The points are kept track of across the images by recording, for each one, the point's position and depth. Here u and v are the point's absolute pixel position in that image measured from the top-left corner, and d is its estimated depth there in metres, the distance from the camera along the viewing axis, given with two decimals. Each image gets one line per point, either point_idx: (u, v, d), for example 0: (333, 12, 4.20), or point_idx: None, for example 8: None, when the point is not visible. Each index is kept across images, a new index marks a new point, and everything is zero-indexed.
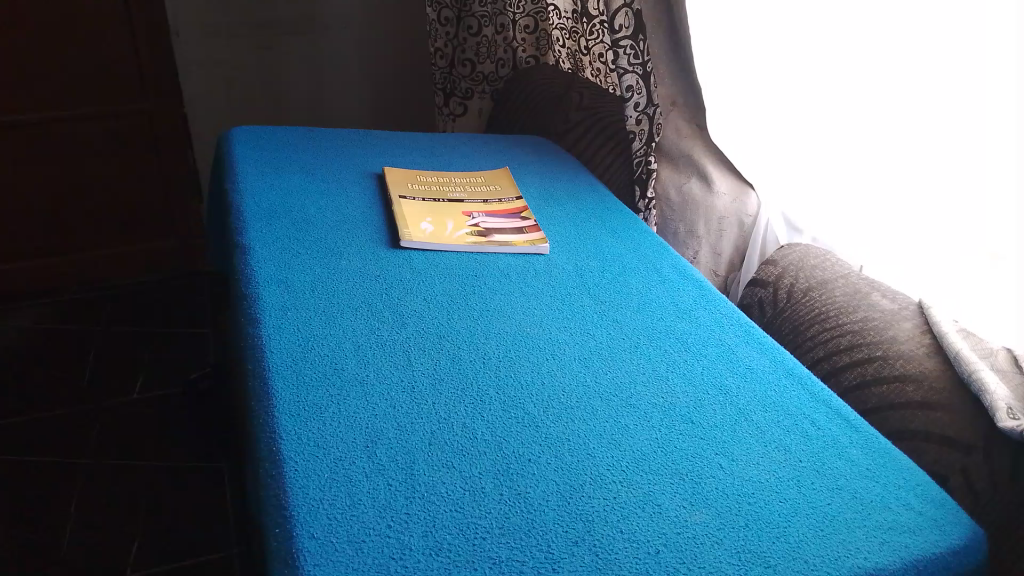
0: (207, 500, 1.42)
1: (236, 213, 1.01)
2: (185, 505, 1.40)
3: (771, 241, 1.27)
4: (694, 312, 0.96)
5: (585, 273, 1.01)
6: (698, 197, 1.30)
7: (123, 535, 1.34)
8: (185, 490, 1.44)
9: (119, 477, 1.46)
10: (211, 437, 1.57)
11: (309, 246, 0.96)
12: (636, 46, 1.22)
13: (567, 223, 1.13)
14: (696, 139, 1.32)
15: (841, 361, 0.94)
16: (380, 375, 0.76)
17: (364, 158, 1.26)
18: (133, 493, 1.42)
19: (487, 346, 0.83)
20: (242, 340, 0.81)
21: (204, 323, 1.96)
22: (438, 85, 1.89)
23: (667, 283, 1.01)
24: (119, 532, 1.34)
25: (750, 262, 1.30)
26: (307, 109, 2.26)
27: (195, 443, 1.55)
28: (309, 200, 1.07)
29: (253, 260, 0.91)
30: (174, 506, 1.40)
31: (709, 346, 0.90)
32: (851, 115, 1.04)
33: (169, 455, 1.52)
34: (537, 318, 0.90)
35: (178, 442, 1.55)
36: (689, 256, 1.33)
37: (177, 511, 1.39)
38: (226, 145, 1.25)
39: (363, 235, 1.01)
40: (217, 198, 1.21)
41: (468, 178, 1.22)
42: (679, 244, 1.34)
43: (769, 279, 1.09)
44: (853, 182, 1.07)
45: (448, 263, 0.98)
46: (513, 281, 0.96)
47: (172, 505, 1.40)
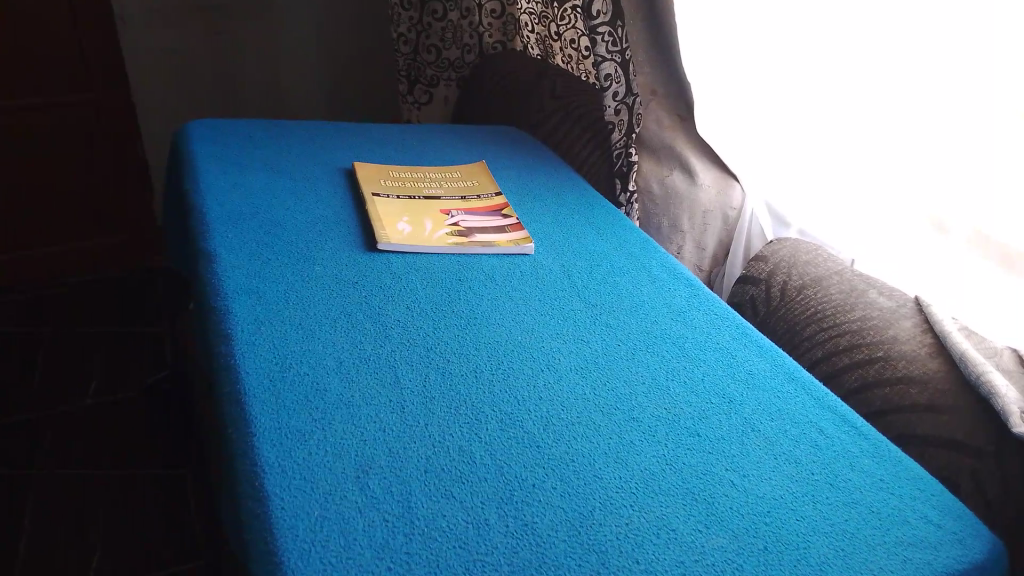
0: (172, 507, 1.35)
1: (198, 216, 0.94)
2: (147, 512, 1.34)
3: (756, 235, 1.22)
4: (688, 314, 0.92)
5: (573, 275, 0.96)
6: (682, 191, 1.24)
7: (80, 547, 1.26)
8: (146, 498, 1.37)
9: (74, 485, 1.38)
10: (173, 444, 1.50)
11: (280, 251, 0.90)
12: (615, 32, 1.17)
13: (549, 221, 1.08)
14: (678, 130, 1.27)
15: (841, 362, 0.90)
16: (367, 394, 0.70)
17: (333, 153, 1.19)
18: (90, 501, 1.35)
19: (478, 358, 0.78)
20: (212, 359, 0.75)
21: (161, 321, 1.88)
22: (402, 72, 1.82)
23: (658, 283, 0.97)
24: (75, 543, 1.27)
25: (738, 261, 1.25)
26: (263, 95, 2.17)
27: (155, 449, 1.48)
28: (277, 201, 1.00)
29: (220, 268, 0.84)
30: (136, 513, 1.33)
31: (708, 350, 0.86)
32: (844, 102, 1.01)
33: (128, 462, 1.44)
34: (527, 325, 0.85)
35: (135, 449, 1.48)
36: (673, 252, 1.27)
37: (139, 519, 1.32)
38: (183, 140, 1.17)
39: (337, 238, 0.95)
40: (175, 197, 1.13)
41: (443, 172, 1.16)
42: (661, 240, 1.27)
43: (760, 276, 1.05)
44: (844, 172, 1.04)
45: (430, 267, 0.93)
46: (500, 286, 0.91)
47: (133, 513, 1.33)
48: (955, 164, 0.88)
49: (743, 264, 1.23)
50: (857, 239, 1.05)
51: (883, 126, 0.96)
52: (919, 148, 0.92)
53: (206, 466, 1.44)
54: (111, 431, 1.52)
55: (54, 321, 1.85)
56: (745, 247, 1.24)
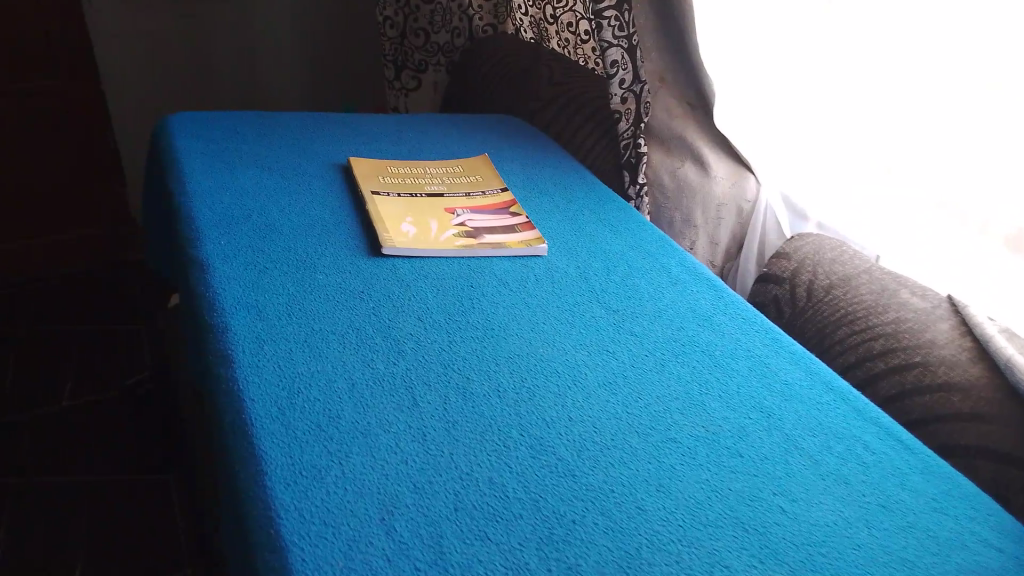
0: (157, 511, 1.30)
1: (187, 220, 0.87)
2: (131, 516, 1.28)
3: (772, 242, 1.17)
4: (714, 319, 0.87)
5: (590, 278, 0.91)
6: (694, 182, 1.18)
7: (61, 553, 1.21)
8: (129, 503, 1.31)
9: (53, 491, 1.32)
10: (157, 447, 1.44)
11: (278, 259, 0.83)
12: (622, 17, 1.11)
13: (559, 219, 1.02)
14: (688, 120, 1.21)
15: (876, 367, 0.86)
16: (384, 420, 0.64)
17: (326, 147, 1.12)
18: (69, 507, 1.29)
19: (499, 374, 0.72)
20: (211, 383, 0.68)
21: (141, 318, 1.82)
22: (388, 57, 1.73)
23: (679, 285, 0.92)
24: (54, 552, 1.20)
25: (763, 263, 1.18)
26: (238, 78, 2.14)
27: (136, 452, 1.42)
28: (271, 201, 0.94)
29: (214, 279, 0.78)
30: (118, 519, 1.27)
31: (739, 358, 0.81)
32: (864, 91, 0.96)
33: (108, 466, 1.38)
34: (548, 336, 0.79)
35: (112, 452, 1.41)
36: (686, 246, 1.22)
37: (123, 525, 1.26)
38: (164, 134, 1.10)
39: (338, 242, 0.89)
40: (157, 196, 1.06)
41: (443, 167, 1.10)
42: (674, 235, 1.22)
43: (784, 275, 1.00)
44: (863, 164, 0.99)
45: (439, 272, 0.87)
46: (515, 292, 0.85)
47: (116, 519, 1.27)
48: (977, 159, 0.84)
49: (756, 272, 1.18)
50: (879, 236, 1.00)
51: (903, 119, 0.92)
52: (938, 141, 0.88)
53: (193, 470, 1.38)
54: (89, 433, 1.46)
55: (26, 318, 1.77)
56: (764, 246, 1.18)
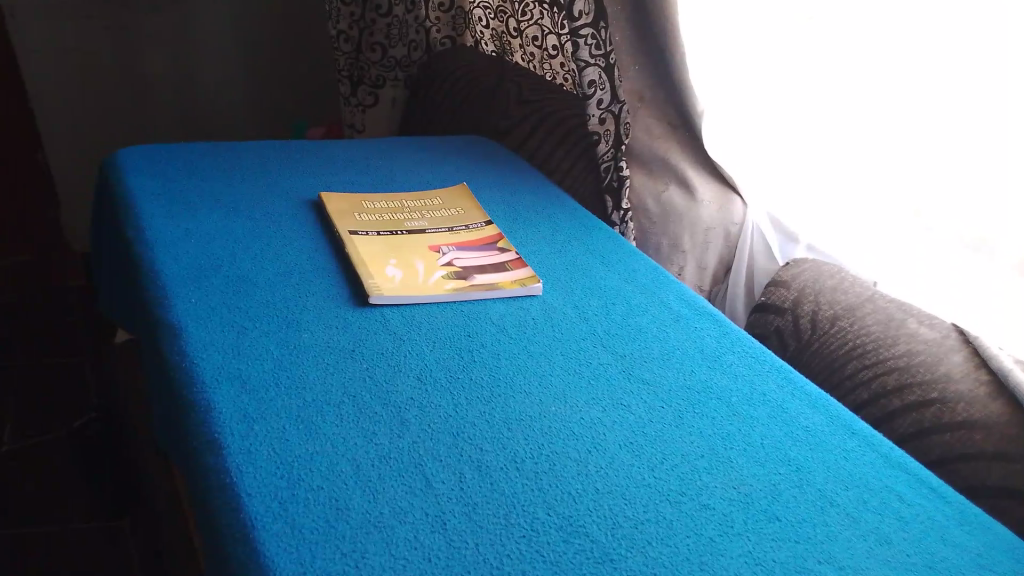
0: (124, 562, 1.22)
1: (151, 275, 0.79)
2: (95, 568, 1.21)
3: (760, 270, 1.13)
4: (724, 358, 0.83)
5: (590, 319, 0.85)
6: (680, 208, 1.13)
7: None
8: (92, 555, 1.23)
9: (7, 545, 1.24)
10: (109, 493, 1.35)
11: (256, 316, 0.76)
12: (598, 35, 1.06)
13: (547, 252, 0.97)
14: (671, 140, 1.15)
15: (892, 405, 0.83)
16: (398, 509, 0.58)
17: (292, 181, 1.04)
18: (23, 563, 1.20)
19: (515, 441, 0.66)
20: (198, 472, 0.61)
21: (81, 351, 1.73)
22: (342, 72, 1.60)
23: (682, 322, 0.87)
24: None
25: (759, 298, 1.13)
26: (173, 92, 2.07)
27: (94, 497, 1.34)
28: (240, 248, 0.86)
29: (189, 346, 0.70)
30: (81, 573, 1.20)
31: (757, 404, 0.77)
32: (841, 101, 0.92)
33: (64, 514, 1.30)
34: (558, 390, 0.73)
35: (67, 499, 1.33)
36: (673, 272, 1.17)
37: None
38: (112, 171, 1.01)
39: (318, 292, 0.82)
40: (110, 241, 0.98)
41: (421, 199, 1.04)
42: (661, 260, 1.17)
43: (785, 304, 0.97)
44: (851, 184, 0.94)
45: (432, 321, 0.80)
46: (515, 340, 0.80)
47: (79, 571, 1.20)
48: (949, 171, 0.82)
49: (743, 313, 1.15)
50: (875, 260, 0.95)
51: (895, 144, 0.87)
52: (940, 159, 0.82)
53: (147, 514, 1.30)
54: (32, 482, 1.37)
55: None
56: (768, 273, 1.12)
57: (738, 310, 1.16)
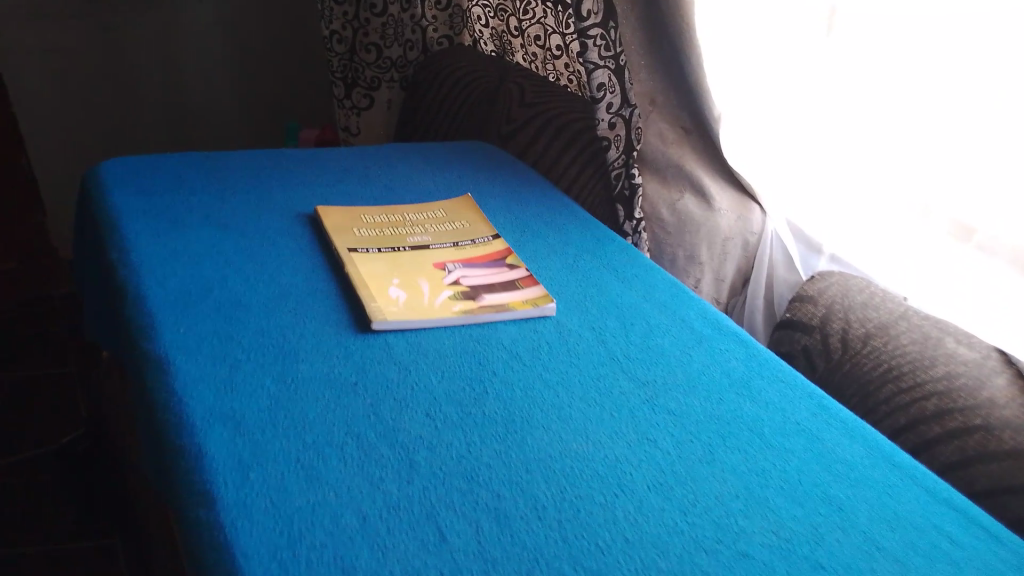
0: None
1: (137, 302, 0.74)
2: None
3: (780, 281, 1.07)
4: (752, 384, 0.77)
5: (608, 341, 0.80)
6: (697, 217, 1.06)
7: None
8: None
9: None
10: (94, 514, 1.29)
11: (249, 346, 0.70)
12: (608, 35, 1.00)
13: (558, 267, 0.91)
14: (685, 147, 1.09)
15: (932, 432, 0.77)
16: (410, 569, 0.52)
17: (286, 193, 0.99)
18: None
19: (534, 484, 0.61)
20: (188, 528, 0.55)
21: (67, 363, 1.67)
22: (336, 74, 1.55)
23: (705, 343, 0.82)
24: None
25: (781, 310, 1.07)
26: (161, 94, 2.00)
27: (82, 517, 1.29)
28: (231, 269, 0.80)
29: (177, 383, 0.64)
30: None
31: (791, 435, 0.71)
32: (866, 101, 0.87)
33: (49, 536, 1.25)
34: (578, 424, 0.68)
35: (53, 521, 1.28)
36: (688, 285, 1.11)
37: None
38: (94, 184, 0.95)
39: (317, 317, 0.76)
40: (93, 259, 0.92)
41: (424, 212, 0.98)
42: (676, 273, 1.10)
43: (812, 322, 0.91)
44: (879, 193, 0.89)
45: (440, 347, 0.75)
46: (530, 367, 0.74)
47: None
48: (993, 178, 0.75)
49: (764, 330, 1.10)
50: (903, 274, 0.89)
51: (927, 152, 0.82)
52: (977, 170, 0.77)
53: (137, 537, 1.25)
54: (15, 502, 1.31)
55: None
56: (792, 285, 1.05)
57: (758, 326, 1.10)
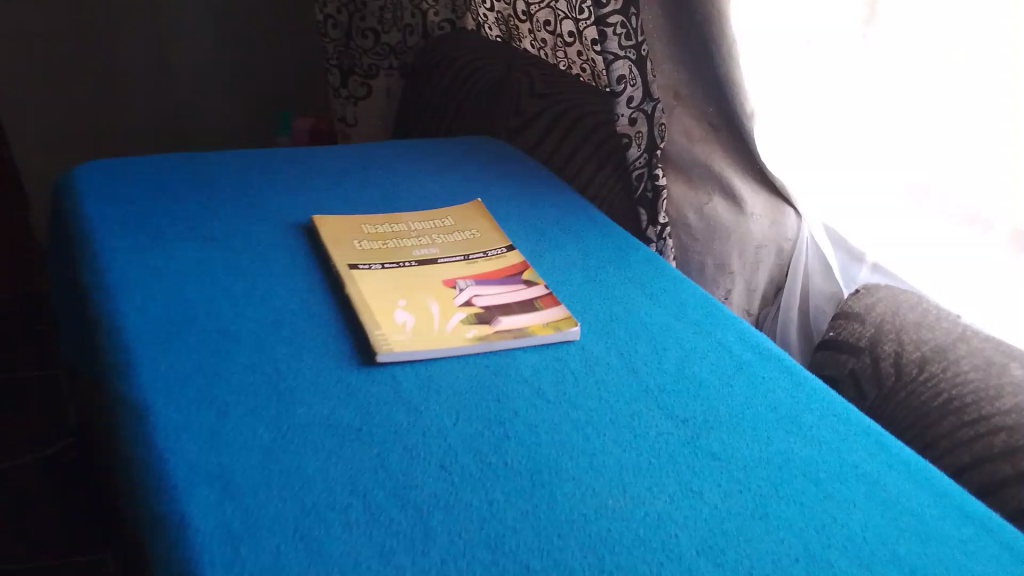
0: None
1: (112, 333, 0.65)
2: None
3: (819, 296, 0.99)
4: (802, 419, 0.69)
5: (639, 371, 0.71)
6: (727, 222, 0.99)
7: None
8: None
9: None
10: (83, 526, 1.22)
11: (240, 385, 0.62)
12: (629, 22, 0.91)
13: (579, 282, 0.83)
14: (712, 144, 0.99)
15: (1001, 472, 0.69)
16: None
17: (279, 199, 0.90)
18: None
19: (568, 553, 0.53)
20: None
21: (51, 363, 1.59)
22: (331, 61, 1.45)
23: (746, 371, 0.74)
24: None
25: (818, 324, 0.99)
26: (147, 80, 1.91)
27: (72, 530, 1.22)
28: (218, 292, 0.72)
29: (157, 435, 0.56)
30: None
31: (849, 482, 0.63)
32: (921, 103, 0.79)
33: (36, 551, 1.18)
34: (613, 475, 0.60)
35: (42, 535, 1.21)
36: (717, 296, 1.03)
37: None
38: (67, 192, 0.87)
39: (315, 346, 0.67)
40: (66, 275, 0.83)
41: (430, 220, 0.90)
42: (704, 283, 1.03)
43: (860, 344, 0.84)
44: (933, 204, 0.80)
45: (454, 380, 0.66)
46: (555, 404, 0.66)
47: None
48: None
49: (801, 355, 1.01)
50: (960, 290, 0.80)
51: (991, 162, 0.73)
52: None
53: None
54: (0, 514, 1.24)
55: None
56: (831, 297, 0.97)
57: (790, 340, 1.02)
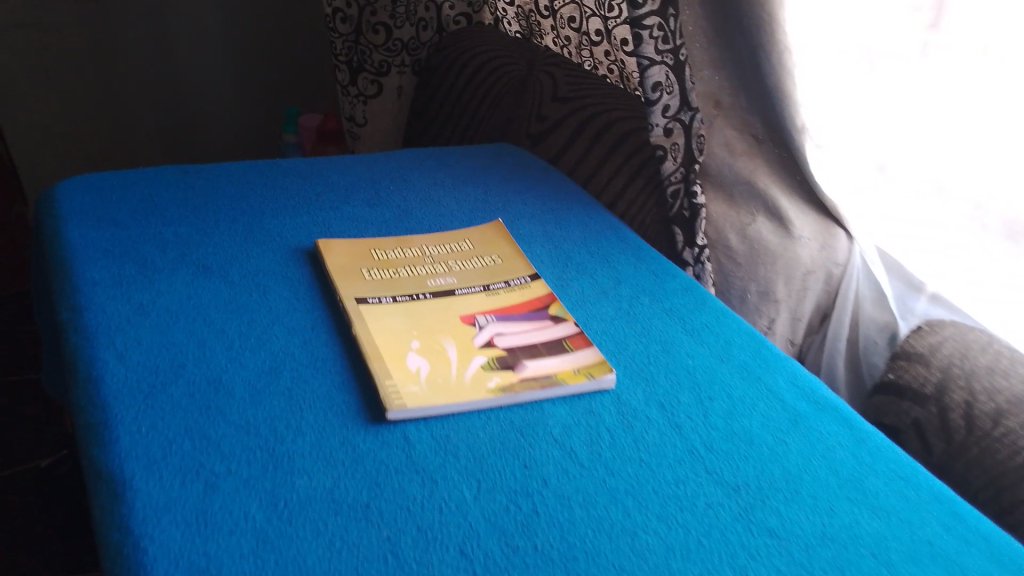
0: None
1: (89, 386, 0.58)
2: None
3: (873, 327, 0.89)
4: (867, 485, 0.61)
5: (683, 426, 0.63)
6: (773, 246, 0.91)
7: None
8: None
9: None
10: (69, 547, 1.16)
11: (231, 453, 0.54)
12: (667, 25, 0.82)
13: (612, 316, 0.75)
14: (756, 158, 0.92)
15: None
16: None
17: (281, 219, 0.82)
18: None
19: None
20: None
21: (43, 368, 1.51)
22: (339, 57, 1.36)
23: (801, 425, 0.66)
24: None
25: (872, 359, 0.90)
26: (150, 71, 1.84)
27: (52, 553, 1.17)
28: (210, 334, 0.64)
29: (132, 517, 0.48)
30: None
31: (928, 562, 0.55)
32: (996, 120, 0.69)
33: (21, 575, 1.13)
34: (659, 560, 0.52)
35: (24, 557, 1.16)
36: (759, 326, 0.95)
37: None
38: (48, 212, 0.79)
39: (317, 400, 0.60)
40: (48, 305, 0.76)
41: (446, 244, 0.82)
42: (745, 312, 0.96)
43: (925, 391, 0.78)
44: (1009, 235, 0.71)
45: (475, 442, 0.59)
46: (591, 470, 0.58)
47: None
48: None
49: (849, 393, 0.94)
50: None
51: None
52: None
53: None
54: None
55: None
56: (884, 328, 0.88)
57: (837, 374, 0.93)
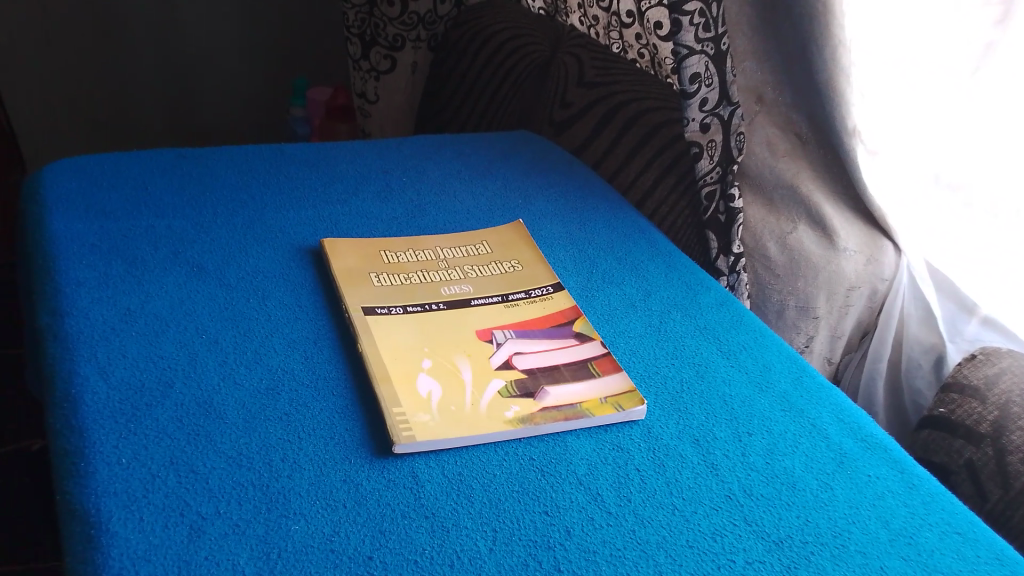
0: None
1: (65, 407, 0.52)
2: None
3: (918, 348, 0.85)
4: (922, 540, 0.55)
5: (719, 468, 0.57)
6: (816, 257, 0.84)
7: None
8: None
9: None
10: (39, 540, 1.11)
11: (221, 491, 0.48)
12: (709, 11, 0.74)
13: (642, 334, 0.69)
14: (800, 160, 0.85)
15: None
16: None
17: (284, 213, 0.76)
18: None
19: None
20: None
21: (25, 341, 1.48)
22: (351, 28, 1.31)
23: (848, 469, 0.60)
24: None
25: (915, 383, 0.86)
26: (154, 35, 1.77)
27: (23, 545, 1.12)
28: (203, 347, 0.58)
29: (105, 567, 0.43)
30: None
31: None
32: None
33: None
34: None
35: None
36: (796, 343, 0.89)
37: None
38: (32, 199, 0.73)
39: (317, 428, 0.54)
40: (27, 301, 0.70)
41: (463, 247, 0.76)
42: (779, 327, 0.90)
43: (979, 427, 0.73)
44: None
45: (491, 483, 0.53)
46: (619, 519, 0.52)
47: None
48: None
49: (890, 420, 0.90)
50: None
51: None
52: None
53: None
54: None
55: None
56: (930, 350, 0.84)
57: (877, 399, 0.89)
